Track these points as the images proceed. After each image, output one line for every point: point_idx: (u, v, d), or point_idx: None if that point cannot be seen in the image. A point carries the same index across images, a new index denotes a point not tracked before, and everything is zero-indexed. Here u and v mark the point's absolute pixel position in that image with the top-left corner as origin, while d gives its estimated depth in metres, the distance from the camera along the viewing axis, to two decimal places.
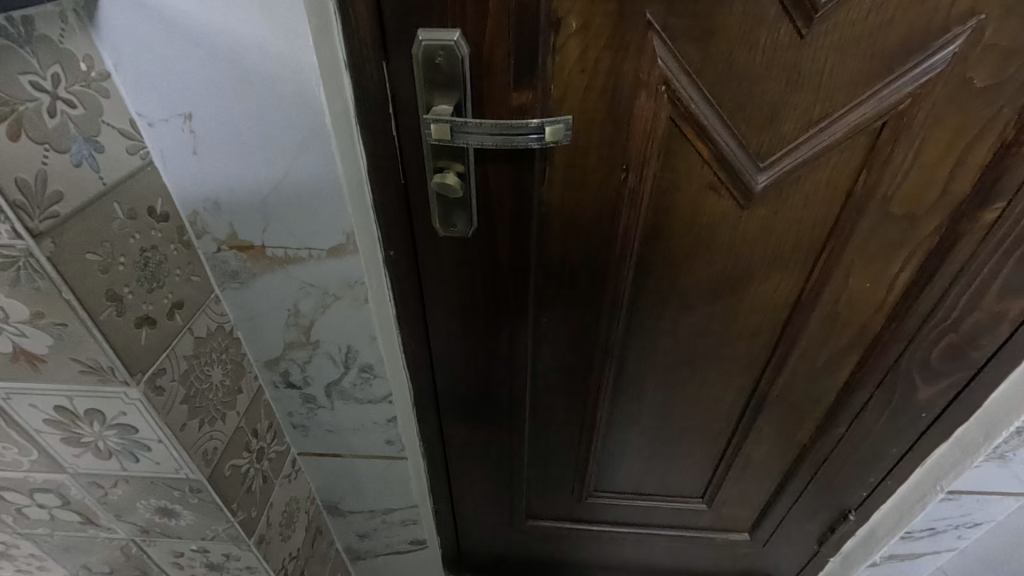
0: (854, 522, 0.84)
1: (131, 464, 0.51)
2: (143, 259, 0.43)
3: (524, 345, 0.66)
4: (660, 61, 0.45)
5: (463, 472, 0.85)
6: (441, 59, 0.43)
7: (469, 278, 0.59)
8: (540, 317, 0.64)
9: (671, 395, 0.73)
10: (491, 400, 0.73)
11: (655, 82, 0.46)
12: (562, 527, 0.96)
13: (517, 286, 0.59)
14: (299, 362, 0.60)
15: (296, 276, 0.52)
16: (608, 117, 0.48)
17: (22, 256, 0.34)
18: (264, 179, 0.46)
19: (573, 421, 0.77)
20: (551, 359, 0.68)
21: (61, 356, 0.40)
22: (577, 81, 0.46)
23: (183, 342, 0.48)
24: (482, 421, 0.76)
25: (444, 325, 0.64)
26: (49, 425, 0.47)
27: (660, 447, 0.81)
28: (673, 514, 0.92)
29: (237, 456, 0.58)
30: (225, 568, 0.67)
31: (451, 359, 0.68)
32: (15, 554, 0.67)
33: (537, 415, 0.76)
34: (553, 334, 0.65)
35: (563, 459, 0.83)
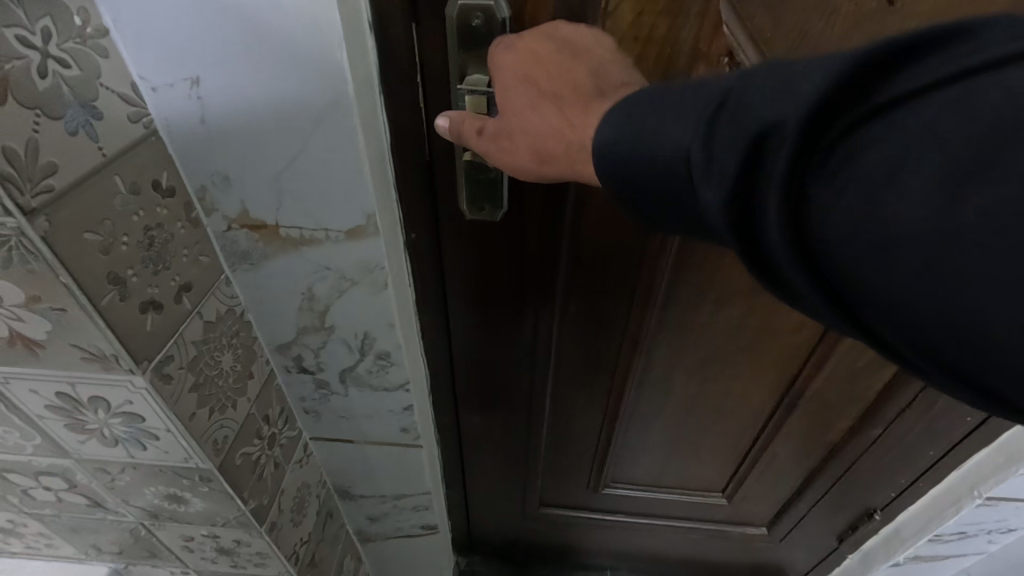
0: (880, 521, 0.82)
1: (138, 452, 0.48)
2: (149, 238, 0.40)
3: (548, 330, 0.63)
4: (726, 29, 0.41)
5: (479, 460, 0.83)
6: (478, 22, 0.39)
7: (494, 261, 0.55)
8: (567, 304, 0.60)
9: (699, 388, 0.70)
10: (510, 387, 0.70)
11: (717, 55, 0.42)
12: (575, 517, 0.95)
13: (546, 270, 0.56)
14: (312, 347, 0.57)
15: (311, 258, 0.49)
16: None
17: (13, 235, 0.31)
18: (278, 152, 0.42)
19: (595, 413, 0.75)
20: (574, 347, 0.65)
21: (60, 342, 0.38)
22: (629, 49, 0.42)
23: (191, 328, 0.45)
24: (500, 409, 0.74)
25: (464, 310, 0.61)
26: (51, 410, 0.44)
27: (681, 441, 0.79)
28: (692, 506, 0.91)
29: (248, 444, 0.56)
30: (235, 553, 0.65)
31: (470, 345, 0.65)
32: (23, 531, 0.66)
33: (557, 405, 0.74)
34: (580, 324, 0.62)
35: (581, 448, 0.81)
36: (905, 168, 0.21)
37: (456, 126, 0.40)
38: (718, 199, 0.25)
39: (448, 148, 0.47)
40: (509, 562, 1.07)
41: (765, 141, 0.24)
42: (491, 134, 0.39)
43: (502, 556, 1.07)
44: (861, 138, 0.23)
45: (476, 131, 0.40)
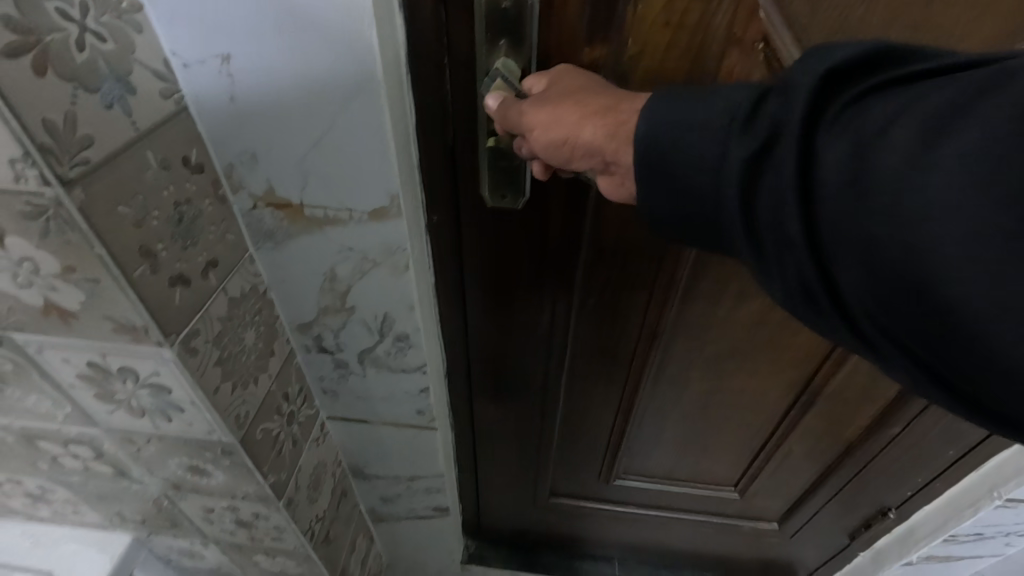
0: (893, 520, 0.81)
1: (164, 423, 0.49)
2: (178, 213, 0.40)
3: (565, 322, 0.63)
4: (761, 14, 0.40)
5: (491, 447, 0.84)
6: (507, 4, 0.39)
7: (513, 252, 0.55)
8: (586, 297, 0.60)
9: (715, 383, 0.70)
10: (524, 377, 0.71)
11: (752, 41, 0.41)
12: (585, 507, 0.95)
13: (566, 263, 0.56)
14: (333, 327, 0.58)
15: (334, 239, 0.49)
16: (690, 80, 0.44)
17: (51, 205, 0.31)
18: (305, 130, 0.42)
19: (610, 405, 0.75)
20: (590, 338, 0.65)
21: (93, 312, 0.39)
22: (659, 35, 0.41)
23: (216, 304, 0.46)
24: (515, 398, 0.74)
25: (481, 300, 0.61)
26: (82, 380, 0.46)
27: (695, 435, 0.79)
28: (703, 501, 0.91)
29: (268, 420, 0.57)
30: (254, 526, 0.67)
31: (486, 334, 0.65)
32: (52, 497, 0.68)
33: (571, 396, 0.74)
34: (598, 319, 0.63)
35: (592, 441, 0.82)
36: (898, 122, 0.24)
37: (497, 104, 0.40)
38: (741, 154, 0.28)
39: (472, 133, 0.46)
40: (518, 547, 1.09)
41: (787, 101, 0.28)
42: (536, 103, 0.38)
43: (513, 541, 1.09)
44: (868, 103, 0.26)
45: (519, 105, 0.39)
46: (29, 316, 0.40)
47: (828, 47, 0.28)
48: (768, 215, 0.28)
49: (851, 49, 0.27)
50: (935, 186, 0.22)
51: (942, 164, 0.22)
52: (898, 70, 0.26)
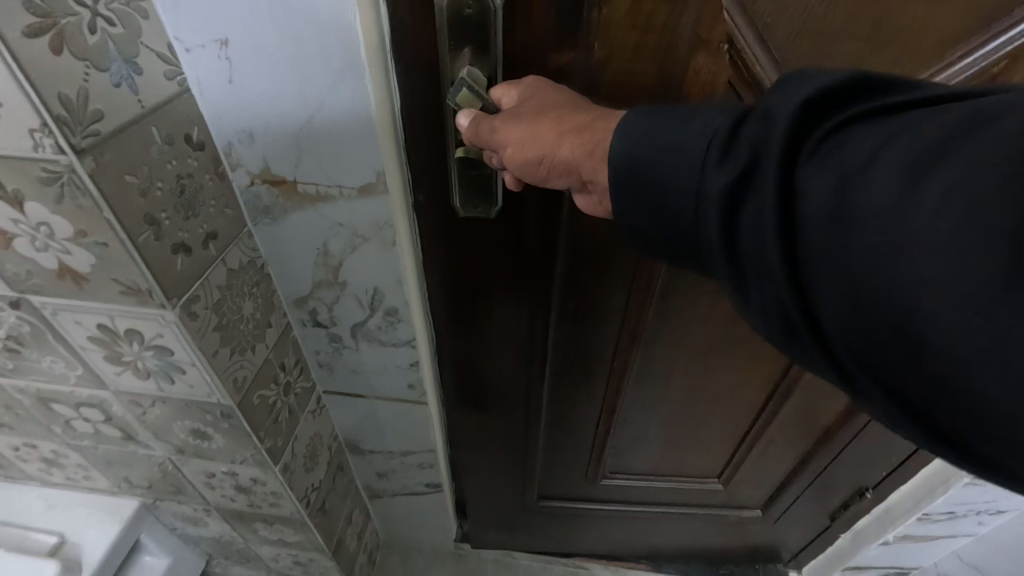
0: (871, 500, 0.83)
1: (168, 385, 0.53)
2: (180, 186, 0.44)
3: (547, 327, 0.65)
4: (726, 16, 0.42)
5: (477, 454, 0.87)
6: (470, 11, 0.40)
7: (493, 259, 0.58)
8: (567, 301, 0.63)
9: (692, 384, 0.73)
10: (509, 382, 0.73)
11: (718, 42, 0.44)
12: (576, 505, 0.98)
13: (545, 271, 0.58)
14: (327, 301, 0.62)
15: (326, 214, 0.52)
16: (659, 81, 0.46)
17: (66, 171, 0.35)
18: (298, 110, 0.45)
19: (593, 406, 0.78)
20: (573, 341, 0.68)
21: (102, 275, 0.42)
22: (626, 38, 0.43)
23: (216, 272, 0.50)
24: (502, 402, 0.76)
25: (467, 307, 0.63)
26: (92, 342, 0.49)
27: (674, 433, 0.82)
28: (689, 493, 0.94)
29: (265, 387, 0.61)
30: (252, 492, 0.71)
31: (474, 341, 0.67)
32: (65, 462, 0.72)
33: (556, 398, 0.77)
34: (579, 328, 0.66)
35: (579, 443, 0.85)
36: (874, 161, 0.26)
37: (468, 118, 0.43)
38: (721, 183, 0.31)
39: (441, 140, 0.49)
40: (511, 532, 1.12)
41: (770, 130, 0.30)
42: (509, 119, 0.40)
43: (504, 546, 1.10)
44: (843, 140, 0.28)
45: (491, 120, 0.41)
46: (45, 279, 0.43)
47: (808, 81, 0.30)
48: (748, 241, 0.30)
49: (827, 84, 0.30)
50: (906, 222, 0.24)
51: (915, 200, 0.24)
52: (874, 105, 0.29)
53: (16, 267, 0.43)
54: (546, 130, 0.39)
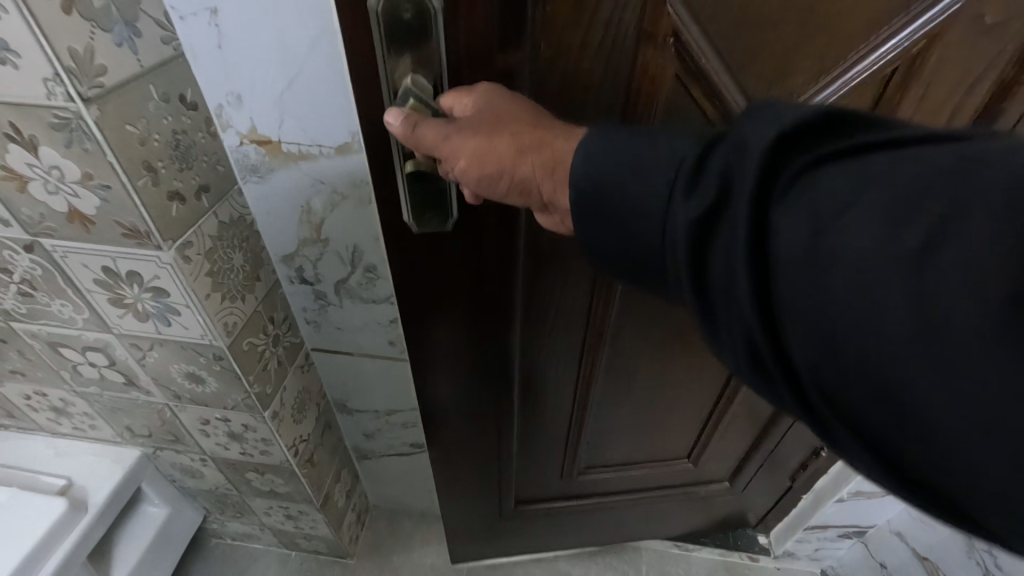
0: (826, 459, 0.89)
1: (165, 327, 0.59)
2: (175, 140, 0.49)
3: (513, 334, 0.64)
4: (670, 10, 0.40)
5: (449, 474, 0.83)
6: (408, 14, 0.36)
7: (452, 269, 0.55)
8: (531, 303, 0.62)
9: (652, 380, 0.76)
10: (479, 394, 0.70)
11: (664, 37, 0.41)
12: (554, 508, 0.98)
13: (505, 277, 0.56)
14: (312, 258, 0.67)
15: (308, 173, 0.58)
16: (605, 82, 0.43)
17: (74, 118, 0.41)
18: (280, 74, 0.50)
19: (562, 410, 0.79)
20: (539, 343, 0.67)
21: (106, 217, 0.48)
22: (569, 36, 0.40)
23: (208, 222, 0.55)
24: (473, 417, 0.74)
25: (430, 323, 0.60)
26: (97, 284, 0.55)
27: (638, 424, 0.85)
28: (661, 476, 0.97)
29: (254, 335, 0.66)
30: (244, 439, 0.77)
31: (440, 357, 0.64)
32: (72, 412, 0.78)
33: (526, 401, 0.76)
34: (545, 329, 0.65)
35: (553, 443, 0.85)
36: (854, 204, 0.24)
37: (407, 120, 0.38)
38: (687, 218, 0.29)
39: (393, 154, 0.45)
40: None
41: (741, 160, 0.27)
42: (461, 129, 0.37)
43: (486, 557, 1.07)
44: (820, 177, 0.25)
45: (438, 126, 0.38)
46: (56, 222, 0.49)
47: (780, 110, 0.28)
48: (719, 287, 0.28)
49: (800, 117, 0.27)
50: (891, 283, 0.22)
51: (903, 260, 0.21)
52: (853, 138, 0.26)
53: (31, 210, 0.48)
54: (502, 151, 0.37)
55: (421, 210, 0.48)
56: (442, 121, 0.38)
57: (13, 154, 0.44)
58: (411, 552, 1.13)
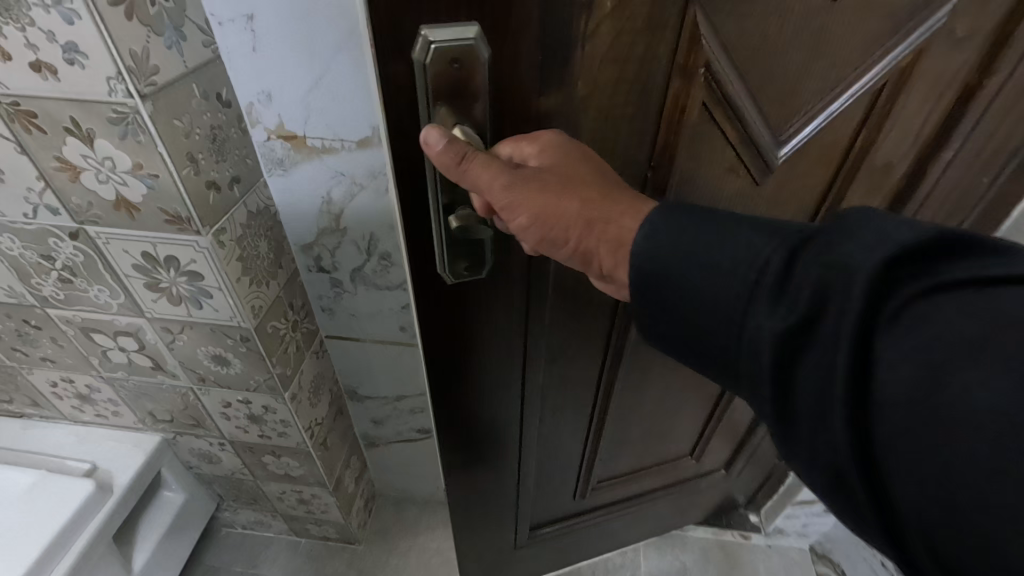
0: None
1: (196, 310, 0.63)
2: (213, 135, 0.54)
3: (537, 364, 0.63)
4: (704, 43, 0.40)
5: (468, 513, 0.81)
6: (457, 64, 0.36)
7: (480, 308, 0.53)
8: (553, 334, 0.61)
9: (656, 394, 0.79)
10: (501, 428, 0.69)
11: (695, 73, 0.42)
12: (563, 527, 0.98)
13: (531, 308, 0.56)
14: (329, 247, 0.72)
15: (330, 165, 0.63)
16: (636, 112, 0.44)
17: (131, 113, 0.46)
18: (307, 74, 0.55)
19: (578, 434, 0.79)
20: (561, 372, 0.67)
21: (151, 204, 0.52)
22: (607, 71, 0.40)
23: (239, 211, 0.60)
24: (494, 452, 0.72)
25: (457, 365, 0.58)
26: (136, 270, 0.59)
27: (642, 436, 0.86)
28: (665, 474, 0.99)
29: (277, 319, 0.71)
30: (264, 421, 0.81)
31: (464, 399, 0.62)
32: (97, 398, 0.82)
33: (544, 431, 0.75)
34: (566, 358, 0.65)
35: (567, 466, 0.85)
36: (961, 351, 0.24)
37: (450, 148, 0.36)
38: (775, 329, 0.30)
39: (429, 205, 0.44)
40: None
41: (838, 281, 0.28)
42: (513, 185, 0.38)
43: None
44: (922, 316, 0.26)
45: (501, 176, 0.37)
46: (103, 210, 0.54)
47: (882, 227, 0.28)
48: (810, 401, 0.28)
49: (905, 240, 0.27)
50: (1001, 441, 0.22)
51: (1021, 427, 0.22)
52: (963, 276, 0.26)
53: (80, 199, 0.53)
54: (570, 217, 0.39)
55: (455, 260, 0.47)
56: (506, 171, 0.38)
57: (69, 147, 0.48)
58: (418, 537, 1.17)
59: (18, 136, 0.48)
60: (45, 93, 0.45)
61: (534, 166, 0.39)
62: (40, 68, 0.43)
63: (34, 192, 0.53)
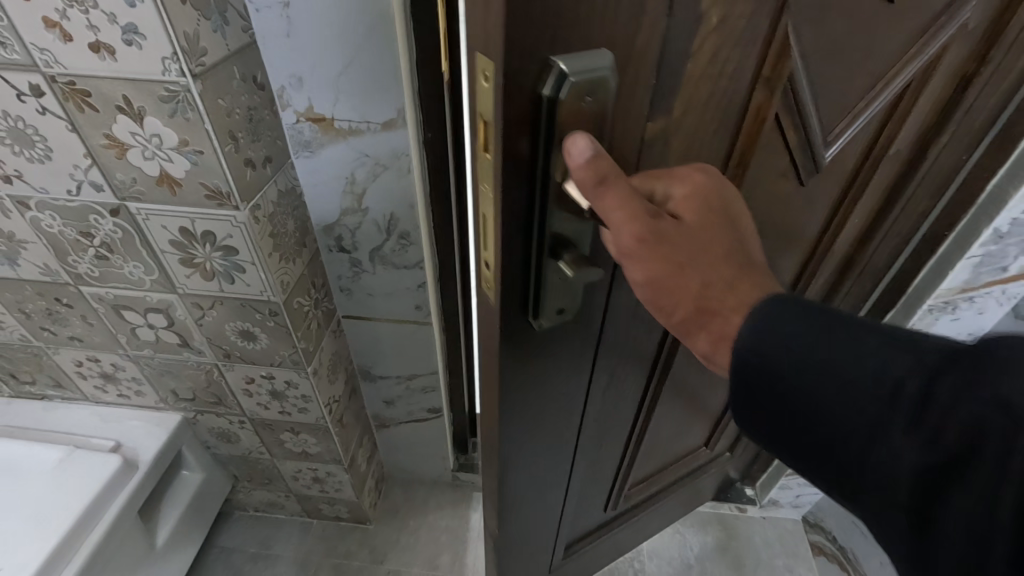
0: None
1: (228, 285, 0.67)
2: (249, 115, 0.58)
3: (596, 396, 0.59)
4: (791, 53, 0.40)
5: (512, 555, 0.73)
6: (588, 98, 0.31)
7: (556, 353, 0.48)
8: (610, 366, 0.57)
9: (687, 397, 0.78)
10: (552, 464, 0.64)
11: (779, 82, 0.41)
12: (591, 543, 0.93)
13: (597, 344, 0.52)
14: (350, 227, 0.75)
15: (356, 147, 0.66)
16: (721, 128, 0.42)
17: (182, 91, 0.49)
18: (339, 59, 0.59)
19: (615, 454, 0.76)
20: (611, 401, 0.63)
21: (193, 179, 0.56)
22: (706, 91, 0.38)
23: (271, 190, 0.63)
24: (541, 490, 0.67)
25: (523, 415, 0.52)
26: (172, 246, 0.63)
27: (668, 439, 0.85)
28: (683, 468, 0.99)
29: (301, 296, 0.74)
30: (285, 397, 0.84)
31: (523, 447, 0.56)
32: (120, 377, 0.85)
33: (588, 460, 0.71)
34: (619, 385, 0.62)
35: (600, 486, 0.81)
36: None
37: (592, 169, 0.32)
38: (918, 462, 0.28)
39: (527, 248, 0.38)
40: None
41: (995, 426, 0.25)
42: (645, 240, 0.34)
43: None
44: None
45: (638, 223, 0.33)
46: (146, 186, 0.57)
47: None
48: (960, 547, 0.27)
49: None
50: None
51: None
52: None
53: (125, 175, 0.56)
54: (706, 275, 0.35)
55: (550, 311, 0.42)
56: (644, 218, 0.33)
57: (119, 124, 0.52)
58: (426, 515, 1.21)
59: (69, 114, 0.51)
60: (101, 72, 0.48)
61: (671, 219, 0.35)
62: (99, 49, 0.47)
63: (80, 169, 0.56)
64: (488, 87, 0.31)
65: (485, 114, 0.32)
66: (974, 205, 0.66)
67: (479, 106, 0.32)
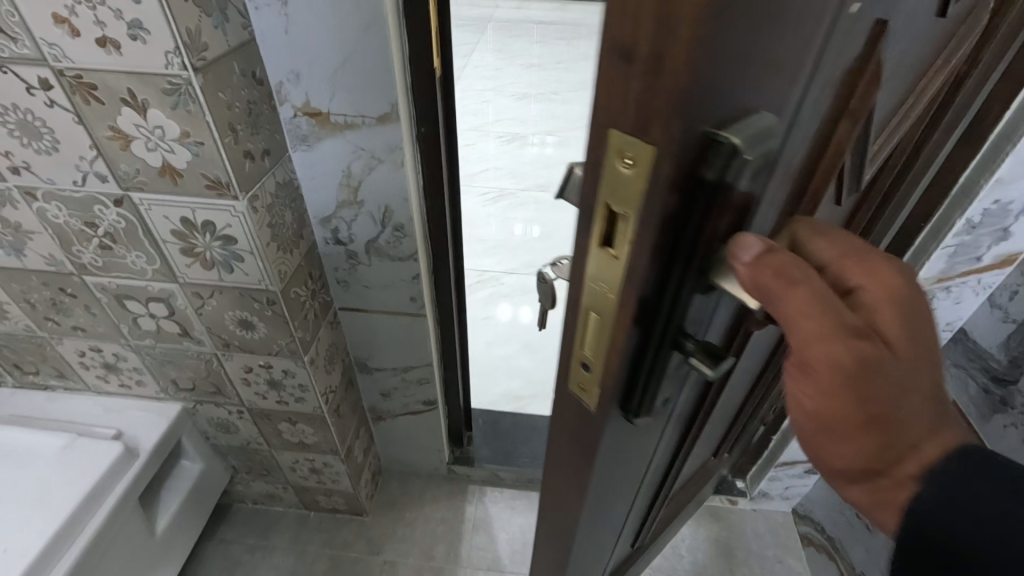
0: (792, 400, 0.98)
1: (227, 274, 0.69)
2: (248, 108, 0.60)
3: (664, 454, 0.53)
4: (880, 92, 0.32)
5: None
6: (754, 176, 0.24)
7: (648, 431, 0.42)
8: (684, 421, 0.51)
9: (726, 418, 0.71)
10: (613, 526, 0.57)
11: (861, 115, 0.30)
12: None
13: (683, 408, 0.46)
14: (346, 220, 0.77)
15: (352, 141, 0.69)
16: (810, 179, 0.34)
17: (184, 84, 0.51)
18: (335, 56, 0.61)
19: (662, 496, 0.70)
20: (674, 452, 0.57)
21: (194, 170, 0.58)
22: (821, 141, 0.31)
23: (269, 181, 0.66)
24: (598, 550, 0.60)
25: (602, 492, 0.45)
26: (174, 235, 0.65)
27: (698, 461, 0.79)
28: (699, 483, 0.96)
29: (299, 286, 0.76)
30: (282, 386, 0.86)
31: (594, 521, 0.49)
32: (122, 367, 0.87)
33: (640, 510, 0.65)
34: (683, 435, 0.56)
35: (643, 528, 0.75)
36: None
37: (771, 267, 0.26)
38: None
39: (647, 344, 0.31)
40: (498, 466, 1.26)
41: None
42: (838, 361, 0.28)
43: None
44: None
45: (830, 344, 0.28)
46: (149, 176, 0.59)
47: None
48: None
49: None
50: None
51: None
52: None
53: (129, 166, 0.58)
54: (899, 405, 0.30)
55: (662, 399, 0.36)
56: (835, 336, 0.28)
57: (123, 116, 0.54)
58: (423, 507, 1.23)
59: (76, 107, 0.54)
60: (107, 66, 0.51)
61: (862, 332, 0.29)
62: (105, 44, 0.49)
63: (85, 160, 0.58)
64: (632, 176, 0.24)
65: (618, 203, 0.26)
66: (948, 196, 0.68)
67: (606, 194, 0.26)
